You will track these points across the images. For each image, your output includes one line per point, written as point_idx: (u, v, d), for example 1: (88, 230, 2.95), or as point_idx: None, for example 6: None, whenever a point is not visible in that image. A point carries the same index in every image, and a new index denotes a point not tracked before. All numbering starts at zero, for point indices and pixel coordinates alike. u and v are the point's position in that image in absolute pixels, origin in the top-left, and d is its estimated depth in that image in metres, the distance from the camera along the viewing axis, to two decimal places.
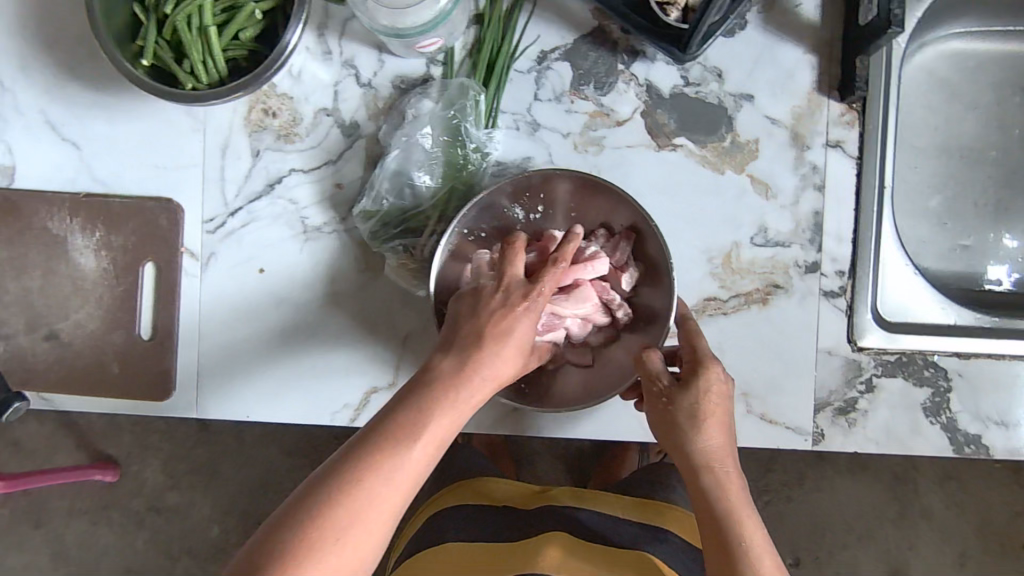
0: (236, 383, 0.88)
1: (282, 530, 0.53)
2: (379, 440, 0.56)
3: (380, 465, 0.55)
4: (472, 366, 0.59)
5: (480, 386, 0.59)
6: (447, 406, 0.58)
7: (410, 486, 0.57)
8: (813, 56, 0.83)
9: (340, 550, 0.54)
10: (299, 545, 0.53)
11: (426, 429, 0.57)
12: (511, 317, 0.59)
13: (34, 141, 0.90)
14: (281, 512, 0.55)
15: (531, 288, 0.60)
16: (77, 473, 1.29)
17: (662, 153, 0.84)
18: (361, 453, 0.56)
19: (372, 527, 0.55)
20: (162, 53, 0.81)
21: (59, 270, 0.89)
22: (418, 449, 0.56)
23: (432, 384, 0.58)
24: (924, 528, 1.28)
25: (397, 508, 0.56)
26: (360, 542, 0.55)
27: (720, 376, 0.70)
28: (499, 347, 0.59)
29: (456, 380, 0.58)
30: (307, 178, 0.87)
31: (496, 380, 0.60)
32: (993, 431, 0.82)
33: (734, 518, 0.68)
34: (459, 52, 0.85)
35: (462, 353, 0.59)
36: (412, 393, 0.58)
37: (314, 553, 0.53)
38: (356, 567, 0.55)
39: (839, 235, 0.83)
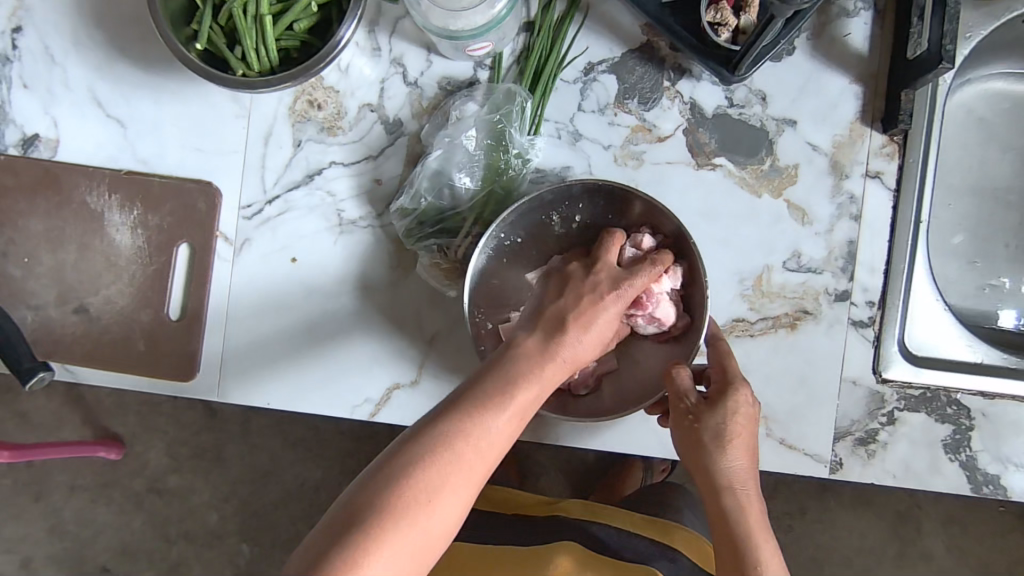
0: (261, 369, 0.88)
1: (371, 491, 0.53)
2: (467, 409, 0.56)
3: (470, 430, 0.55)
4: (559, 345, 0.60)
5: (565, 367, 0.61)
6: (536, 379, 0.59)
7: (494, 454, 0.57)
8: (858, 87, 0.83)
9: (432, 513, 0.54)
10: (392, 507, 0.52)
11: (513, 399, 0.57)
12: (600, 301, 0.63)
13: (80, 116, 0.91)
14: (367, 475, 0.55)
15: (619, 285, 0.65)
16: (86, 449, 1.30)
17: (701, 172, 0.84)
18: (449, 420, 0.56)
19: (462, 492, 0.55)
20: (217, 38, 0.82)
21: (92, 246, 0.89)
22: (504, 419, 0.57)
23: (519, 357, 0.59)
24: (924, 566, 1.27)
25: (483, 475, 0.57)
26: (450, 505, 0.55)
27: (748, 399, 0.70)
28: (586, 331, 0.61)
29: (544, 357, 0.59)
30: (347, 171, 0.88)
31: (578, 362, 0.62)
32: (1011, 473, 0.82)
33: (753, 541, 0.68)
34: (507, 58, 0.86)
35: (550, 330, 0.60)
36: (497, 363, 0.59)
37: (406, 515, 0.53)
38: (444, 531, 0.55)
39: (872, 266, 0.83)
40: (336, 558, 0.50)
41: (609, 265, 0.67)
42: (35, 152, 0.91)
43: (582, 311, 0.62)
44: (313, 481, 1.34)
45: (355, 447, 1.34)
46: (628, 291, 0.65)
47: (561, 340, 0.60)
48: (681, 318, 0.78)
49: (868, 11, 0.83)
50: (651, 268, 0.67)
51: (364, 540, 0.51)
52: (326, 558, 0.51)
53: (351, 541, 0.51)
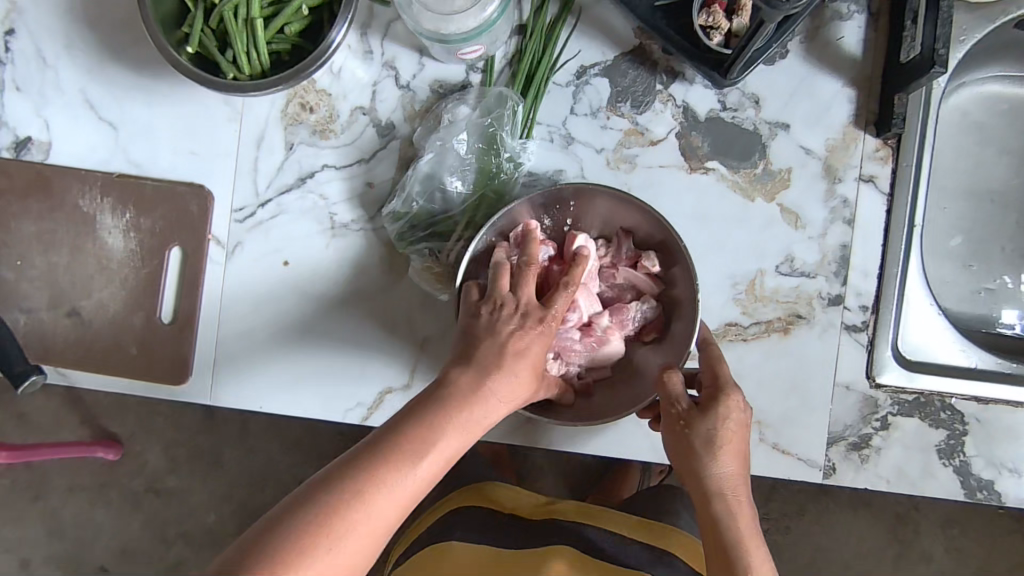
0: (253, 373, 0.88)
1: (285, 522, 0.53)
2: (390, 451, 0.57)
3: (392, 472, 0.56)
4: (488, 384, 0.62)
5: (493, 408, 0.62)
6: (460, 424, 0.60)
7: (411, 500, 0.58)
8: (852, 90, 0.83)
9: (342, 550, 0.54)
10: (302, 541, 0.52)
11: (437, 444, 0.59)
12: (527, 335, 0.63)
13: (73, 119, 0.91)
14: (284, 505, 0.55)
15: (546, 312, 0.64)
16: (82, 448, 1.29)
17: (694, 176, 0.84)
18: (373, 460, 0.57)
19: (374, 534, 0.55)
20: (207, 41, 0.81)
21: (85, 249, 0.89)
22: (426, 464, 0.58)
23: (446, 399, 0.61)
24: (922, 569, 1.27)
25: (398, 518, 0.57)
26: (361, 546, 0.55)
27: (740, 404, 0.69)
28: (517, 366, 0.63)
29: (471, 400, 0.61)
30: (339, 175, 0.88)
31: (507, 402, 0.63)
32: (1005, 478, 0.82)
33: (744, 546, 0.68)
34: (500, 61, 0.86)
35: (480, 369, 0.62)
36: (425, 405, 0.61)
37: (314, 550, 0.53)
38: (351, 571, 0.55)
39: (865, 270, 0.83)
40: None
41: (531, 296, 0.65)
42: (28, 154, 0.91)
43: (510, 348, 0.62)
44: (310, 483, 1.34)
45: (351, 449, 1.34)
46: (553, 322, 0.64)
47: (490, 381, 0.62)
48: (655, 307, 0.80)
49: (862, 13, 0.83)
50: (567, 290, 0.66)
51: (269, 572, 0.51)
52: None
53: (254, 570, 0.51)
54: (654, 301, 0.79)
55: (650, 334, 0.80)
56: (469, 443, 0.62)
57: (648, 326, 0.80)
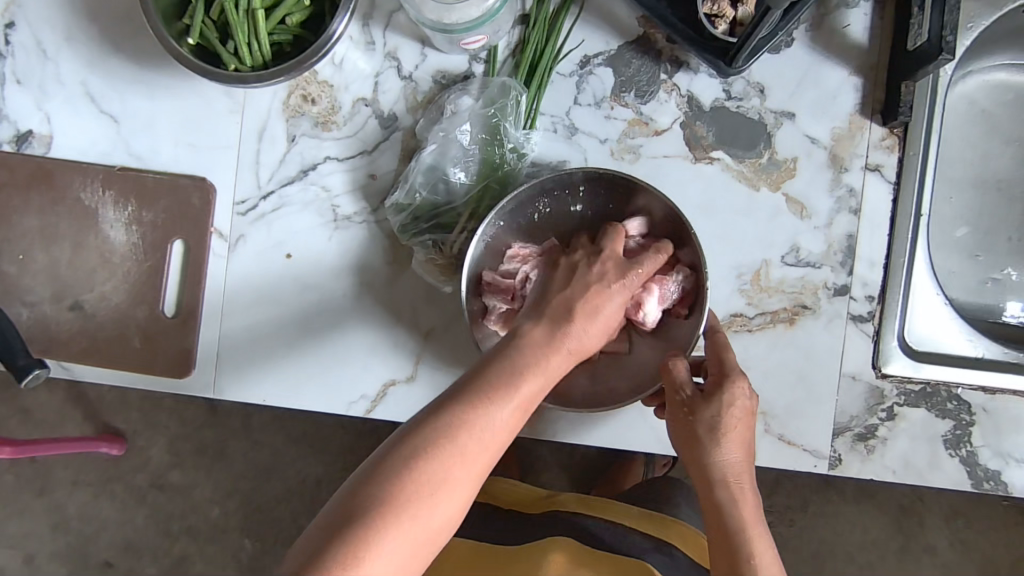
0: (255, 366, 0.88)
1: (371, 485, 0.52)
2: (473, 402, 0.55)
3: (477, 423, 0.55)
4: (564, 336, 0.60)
5: (569, 357, 0.61)
6: (541, 371, 0.58)
7: (498, 447, 0.57)
8: (857, 79, 0.82)
9: (432, 508, 0.53)
10: (391, 504, 0.52)
11: (518, 393, 0.57)
12: (607, 291, 0.63)
13: (74, 112, 0.90)
14: (365, 467, 0.54)
15: (628, 271, 0.65)
16: (87, 443, 1.29)
17: (698, 165, 0.83)
18: (456, 413, 0.55)
19: (462, 486, 0.55)
20: (208, 33, 0.81)
21: (87, 242, 0.89)
22: (509, 413, 0.57)
23: (524, 348, 0.59)
24: (927, 562, 1.27)
25: (486, 468, 0.56)
26: (450, 499, 0.54)
27: (745, 390, 0.69)
28: (592, 321, 0.62)
29: (548, 349, 0.59)
30: (342, 166, 0.87)
31: (582, 352, 0.62)
32: (1013, 468, 0.81)
33: (748, 535, 0.67)
34: (502, 51, 0.85)
35: (554, 320, 0.60)
36: (503, 353, 0.58)
37: (405, 511, 0.52)
38: (446, 521, 0.55)
39: (871, 260, 0.82)
40: (333, 553, 0.50)
41: (616, 253, 0.65)
42: (29, 148, 0.90)
43: (589, 302, 0.62)
44: (314, 476, 1.34)
45: (355, 442, 1.34)
46: (632, 281, 0.65)
47: (567, 332, 0.60)
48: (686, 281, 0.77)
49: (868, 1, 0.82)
50: (656, 255, 0.68)
51: (358, 539, 0.50)
52: (322, 553, 0.50)
53: (345, 537, 0.50)
54: (684, 270, 0.77)
55: (684, 307, 0.77)
56: (548, 390, 0.60)
57: (683, 299, 0.77)
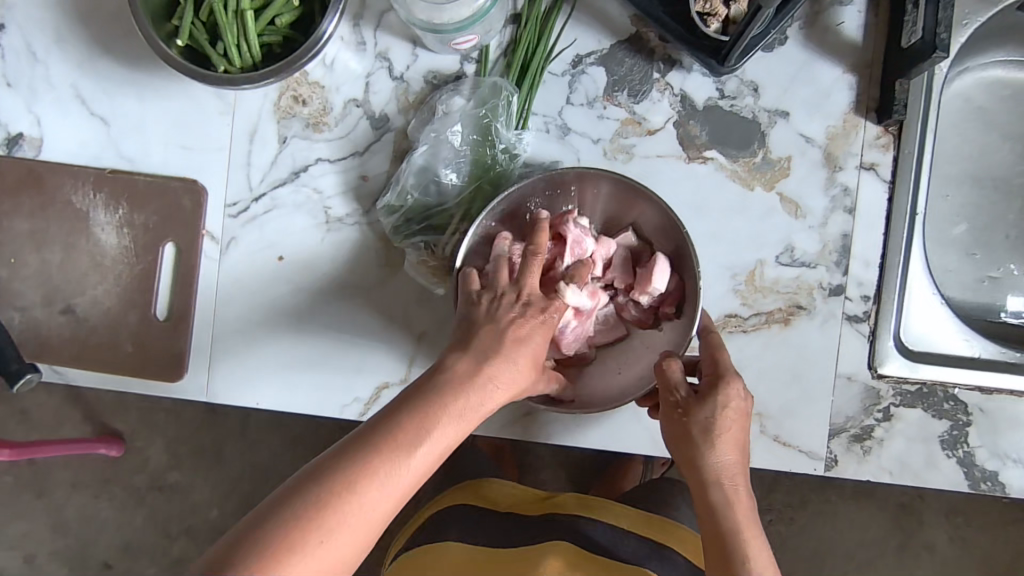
0: (247, 369, 0.87)
1: (272, 517, 0.51)
2: (389, 436, 0.56)
3: (391, 457, 0.55)
4: (487, 372, 0.60)
5: (492, 397, 0.61)
6: (461, 410, 0.59)
7: (413, 484, 0.57)
8: (852, 77, 0.82)
9: (334, 543, 0.52)
10: (287, 538, 0.51)
11: (436, 429, 0.57)
12: (529, 326, 0.63)
13: (64, 115, 0.90)
14: (268, 500, 0.53)
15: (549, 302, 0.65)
16: (85, 445, 1.29)
17: (692, 165, 0.83)
18: (371, 445, 0.55)
19: (365, 528, 0.54)
20: (198, 34, 0.81)
21: (78, 245, 0.88)
22: (424, 449, 0.57)
23: (446, 384, 0.59)
24: (927, 559, 1.26)
25: (397, 505, 0.56)
26: (351, 539, 0.53)
27: (739, 392, 0.69)
28: (515, 357, 0.62)
29: (470, 387, 0.60)
30: (333, 168, 0.87)
31: (505, 392, 0.62)
32: (1009, 468, 0.81)
33: (742, 537, 0.67)
34: (494, 51, 0.84)
35: (478, 357, 0.61)
36: (424, 390, 0.59)
37: (302, 546, 0.51)
38: (350, 559, 0.54)
39: (867, 260, 0.82)
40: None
41: (536, 288, 0.65)
42: (20, 151, 0.90)
43: (511, 338, 0.62)
44: None
45: None
46: (555, 313, 0.65)
47: (490, 367, 0.61)
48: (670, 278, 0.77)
49: None
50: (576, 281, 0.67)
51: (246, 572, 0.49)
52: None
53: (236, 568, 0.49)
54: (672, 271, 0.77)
55: (670, 306, 0.78)
56: (468, 429, 0.60)
57: (669, 297, 0.78)
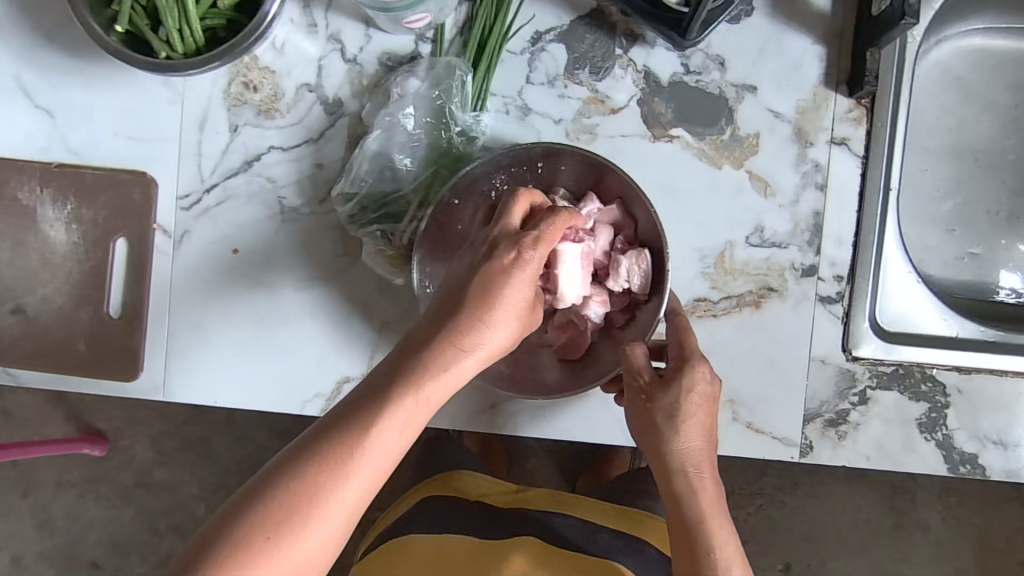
0: (205, 367, 0.84)
1: (256, 493, 0.52)
2: (352, 422, 0.54)
3: (354, 443, 0.54)
4: (459, 331, 0.58)
5: (468, 354, 0.58)
6: (430, 381, 0.56)
7: (383, 467, 0.55)
8: (822, 48, 0.78)
9: (301, 536, 0.52)
10: (258, 531, 0.51)
11: (402, 408, 0.55)
12: (498, 267, 0.59)
13: (8, 107, 0.86)
14: (254, 481, 0.54)
15: (522, 238, 0.60)
16: (72, 445, 1.27)
17: (657, 144, 0.79)
18: (334, 433, 0.54)
19: (338, 514, 0.53)
20: (137, 19, 0.77)
21: (26, 242, 0.85)
22: (390, 431, 0.55)
23: (414, 356, 0.57)
24: (920, 540, 1.24)
25: (367, 492, 0.55)
26: (336, 516, 0.53)
27: (707, 375, 0.66)
28: (489, 305, 0.59)
29: (441, 354, 0.57)
30: (287, 156, 0.84)
31: (484, 349, 0.59)
32: (990, 451, 0.79)
33: (707, 527, 0.64)
34: (450, 30, 0.81)
35: (449, 318, 0.58)
36: (393, 367, 0.57)
37: (272, 539, 0.51)
38: (322, 549, 0.53)
39: (840, 238, 0.79)
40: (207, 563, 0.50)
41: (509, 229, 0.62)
42: None
43: (479, 285, 0.59)
44: None
45: None
46: (532, 248, 0.60)
47: (460, 324, 0.58)
48: (641, 260, 0.73)
49: None
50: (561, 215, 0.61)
51: (234, 551, 0.50)
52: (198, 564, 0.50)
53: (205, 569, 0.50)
54: (643, 253, 0.73)
55: (644, 292, 0.74)
56: (445, 400, 0.58)
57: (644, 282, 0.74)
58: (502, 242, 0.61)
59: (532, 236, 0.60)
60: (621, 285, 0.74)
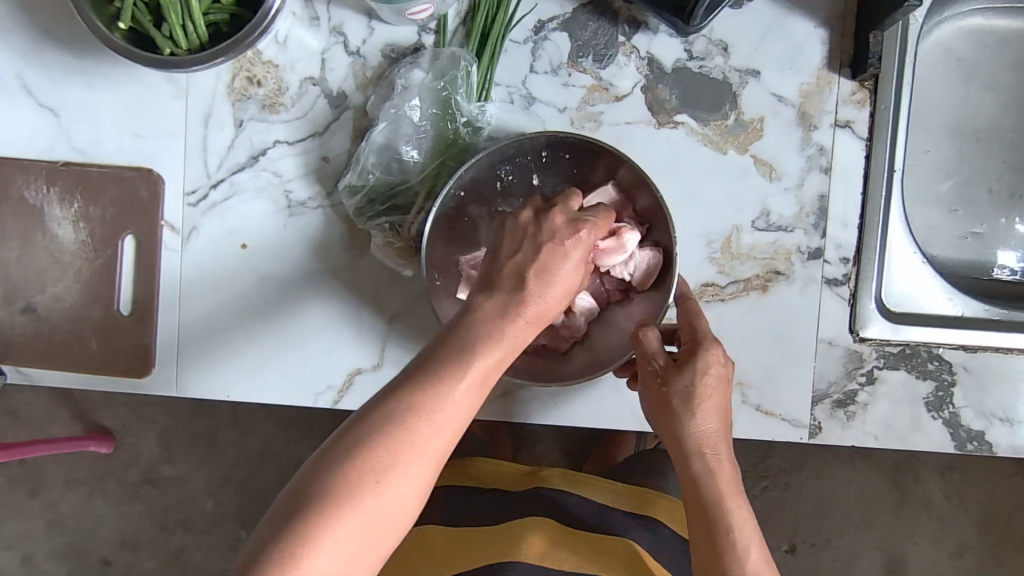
0: (218, 361, 0.85)
1: (318, 476, 0.50)
2: (423, 381, 0.53)
3: (428, 402, 0.52)
4: (521, 298, 0.55)
5: (531, 324, 0.56)
6: (495, 342, 0.55)
7: (457, 425, 0.54)
8: (824, 31, 0.79)
9: (381, 496, 0.51)
10: (339, 492, 0.50)
11: (472, 366, 0.54)
12: (560, 248, 0.56)
13: (11, 107, 0.86)
14: (329, 444, 0.52)
15: (582, 219, 0.58)
16: (77, 443, 1.27)
17: (662, 131, 0.80)
18: (407, 392, 0.53)
19: (417, 472, 0.52)
20: (140, 16, 0.76)
21: (34, 242, 0.86)
22: (462, 389, 0.53)
23: (479, 318, 0.55)
24: (923, 518, 1.26)
25: (443, 450, 0.54)
26: (415, 475, 0.52)
27: (720, 357, 0.67)
28: (550, 282, 0.56)
29: (505, 317, 0.55)
30: (292, 150, 0.84)
31: (547, 317, 0.57)
32: (997, 428, 0.79)
33: (725, 507, 0.65)
34: (453, 20, 0.81)
35: (507, 285, 0.56)
36: (457, 328, 0.55)
37: (355, 500, 0.50)
38: (402, 510, 0.52)
39: (845, 220, 0.79)
40: (274, 548, 0.49)
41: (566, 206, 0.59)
42: None
43: (543, 260, 0.56)
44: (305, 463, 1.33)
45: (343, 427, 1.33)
46: (592, 228, 0.57)
47: (521, 294, 0.55)
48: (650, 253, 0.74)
49: None
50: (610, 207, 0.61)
51: (308, 529, 0.49)
52: (264, 551, 0.49)
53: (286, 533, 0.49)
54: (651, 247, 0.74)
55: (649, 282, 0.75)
56: (511, 360, 0.57)
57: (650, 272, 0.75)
58: (564, 217, 0.58)
59: (591, 217, 0.58)
60: (623, 275, 0.75)
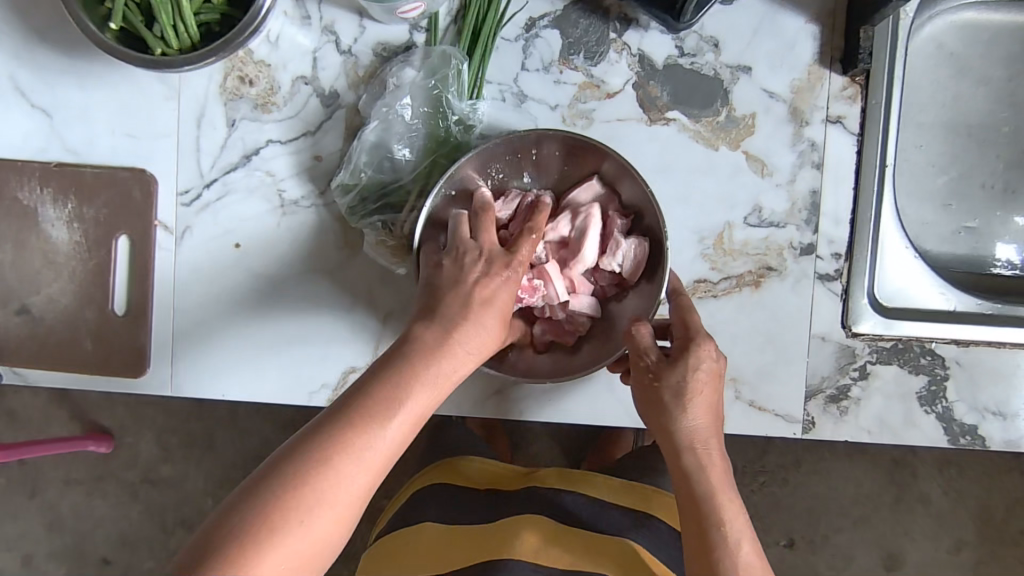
0: (213, 360, 0.85)
1: (241, 511, 0.52)
2: (355, 416, 0.56)
3: (359, 437, 0.55)
4: (454, 334, 0.61)
5: (462, 359, 0.61)
6: (427, 381, 0.59)
7: (387, 460, 0.57)
8: (815, 27, 0.79)
9: (306, 527, 0.53)
10: (265, 522, 0.52)
11: (403, 402, 0.57)
12: (492, 284, 0.62)
13: (4, 108, 0.86)
14: (260, 472, 0.54)
15: (512, 256, 0.64)
16: (74, 443, 1.28)
17: (654, 128, 0.80)
18: (338, 426, 0.55)
19: (344, 504, 0.55)
20: (131, 16, 0.76)
21: (29, 243, 0.86)
22: (393, 425, 0.57)
23: (414, 354, 0.59)
24: (922, 513, 1.26)
25: (371, 483, 0.56)
26: (341, 507, 0.55)
27: (712, 353, 0.67)
28: (482, 317, 0.61)
29: (437, 354, 0.60)
30: (285, 149, 0.84)
31: (475, 353, 0.62)
32: (990, 422, 0.80)
33: (716, 502, 0.65)
34: (444, 18, 0.81)
35: (442, 322, 0.61)
36: (392, 365, 0.59)
37: (280, 530, 0.52)
38: (325, 540, 0.54)
39: (837, 216, 0.80)
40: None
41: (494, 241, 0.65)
42: None
43: (478, 295, 0.62)
44: None
45: None
46: (518, 265, 0.64)
47: (456, 328, 0.61)
48: (638, 245, 0.74)
49: None
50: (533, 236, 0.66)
51: (231, 556, 0.51)
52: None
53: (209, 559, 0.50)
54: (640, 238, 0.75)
55: (640, 276, 0.76)
56: (440, 397, 0.60)
57: (641, 266, 0.75)
58: (494, 254, 0.64)
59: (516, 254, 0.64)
60: (613, 266, 0.75)
